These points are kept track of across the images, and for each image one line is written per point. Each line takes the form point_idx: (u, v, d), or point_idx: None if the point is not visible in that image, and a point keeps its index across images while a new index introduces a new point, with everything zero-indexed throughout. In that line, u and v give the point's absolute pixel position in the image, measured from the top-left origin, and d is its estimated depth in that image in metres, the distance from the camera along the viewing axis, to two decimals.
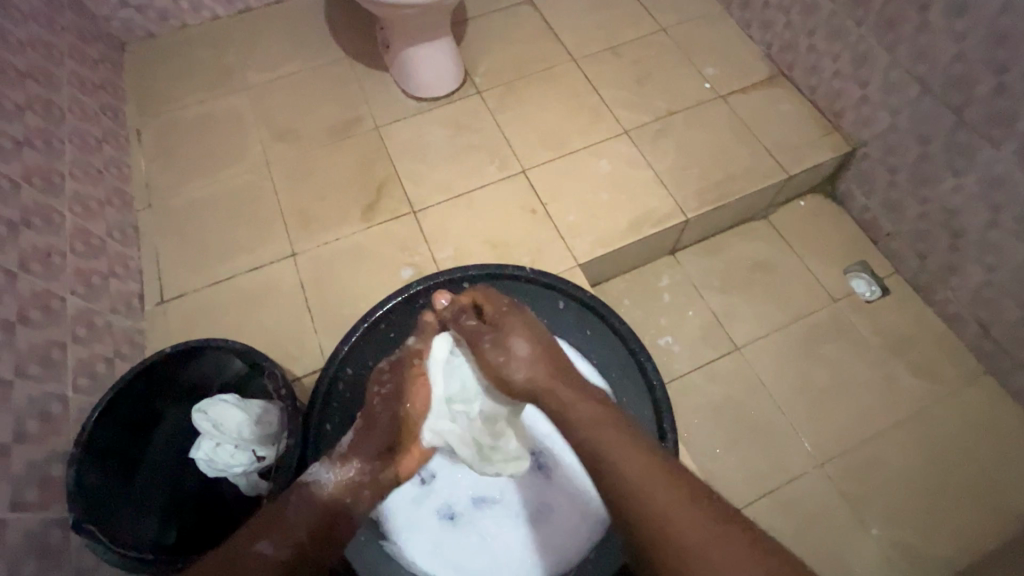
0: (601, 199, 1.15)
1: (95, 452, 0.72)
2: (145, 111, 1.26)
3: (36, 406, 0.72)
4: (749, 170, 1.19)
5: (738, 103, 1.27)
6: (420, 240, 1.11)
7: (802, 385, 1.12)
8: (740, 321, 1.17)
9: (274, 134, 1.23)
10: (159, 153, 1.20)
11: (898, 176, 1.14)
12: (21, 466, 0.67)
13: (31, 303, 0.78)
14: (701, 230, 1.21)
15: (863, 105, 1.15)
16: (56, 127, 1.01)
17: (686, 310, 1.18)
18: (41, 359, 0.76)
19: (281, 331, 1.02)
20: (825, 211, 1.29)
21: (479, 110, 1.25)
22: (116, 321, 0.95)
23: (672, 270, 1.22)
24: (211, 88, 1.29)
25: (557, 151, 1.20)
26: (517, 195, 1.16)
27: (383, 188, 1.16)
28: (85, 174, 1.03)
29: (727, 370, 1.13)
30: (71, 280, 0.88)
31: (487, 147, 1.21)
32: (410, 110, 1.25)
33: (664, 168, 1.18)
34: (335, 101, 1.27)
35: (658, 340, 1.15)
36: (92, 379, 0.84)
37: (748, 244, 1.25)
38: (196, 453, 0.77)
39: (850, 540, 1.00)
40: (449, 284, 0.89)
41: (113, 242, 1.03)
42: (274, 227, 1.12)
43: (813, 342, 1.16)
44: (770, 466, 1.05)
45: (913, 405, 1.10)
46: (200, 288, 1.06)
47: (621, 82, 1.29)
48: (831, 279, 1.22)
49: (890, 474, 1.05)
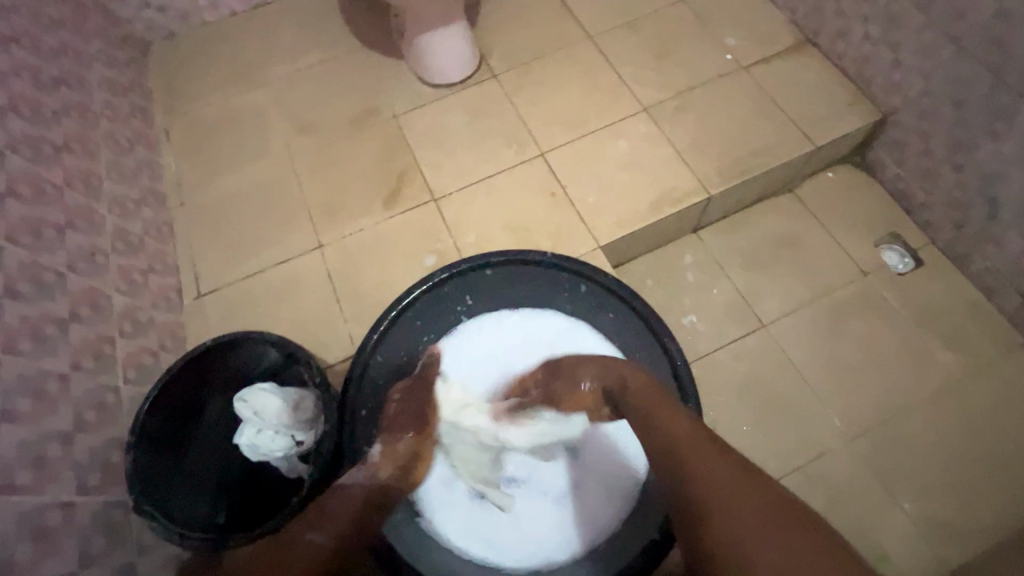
0: (621, 179, 1.14)
1: (148, 440, 0.75)
2: (172, 111, 1.30)
3: (93, 397, 0.76)
4: (773, 144, 1.16)
5: (761, 73, 1.23)
6: (442, 227, 1.12)
7: (831, 360, 1.11)
8: (766, 298, 1.16)
9: (297, 129, 1.25)
10: (188, 152, 1.24)
11: (931, 143, 1.10)
12: (84, 453, 0.71)
13: (82, 300, 0.83)
14: (724, 207, 1.19)
15: (894, 70, 1.11)
16: (91, 131, 1.05)
17: (711, 288, 1.17)
18: (93, 353, 0.80)
19: (312, 321, 1.06)
20: (853, 182, 1.25)
21: (497, 93, 1.25)
22: (158, 315, 0.99)
23: (695, 249, 1.21)
24: (233, 84, 1.32)
25: (576, 132, 1.20)
26: (537, 178, 1.16)
27: (404, 177, 1.18)
28: (120, 174, 1.07)
29: (754, 348, 1.12)
30: (115, 278, 0.93)
31: (505, 131, 1.21)
32: (427, 97, 1.26)
33: (684, 144, 1.17)
34: (354, 92, 1.28)
35: (683, 319, 1.15)
36: (140, 372, 0.88)
37: (773, 219, 1.23)
38: (240, 439, 0.82)
39: (881, 515, 1.00)
40: (473, 271, 0.89)
41: (150, 240, 1.07)
42: (301, 221, 1.15)
43: (842, 317, 1.14)
44: (799, 442, 1.05)
45: (949, 380, 1.08)
46: (234, 281, 1.10)
47: (638, 58, 1.27)
48: (860, 252, 1.19)
49: (923, 448, 1.04)
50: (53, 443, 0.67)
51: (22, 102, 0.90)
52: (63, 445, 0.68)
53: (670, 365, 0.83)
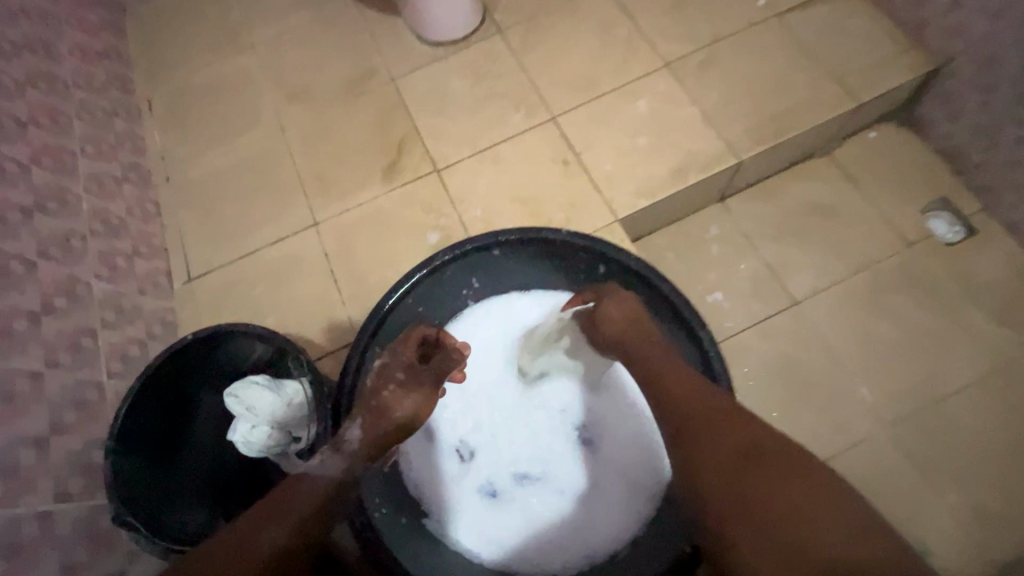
0: (641, 144, 1.04)
1: (128, 445, 0.70)
2: (154, 79, 1.20)
3: (72, 395, 0.71)
4: (812, 101, 1.04)
5: (799, 20, 1.10)
6: (445, 200, 1.04)
7: (870, 338, 1.02)
8: (799, 273, 1.06)
9: (287, 96, 1.16)
10: (172, 123, 1.16)
11: (993, 95, 0.98)
12: (62, 457, 0.66)
13: (56, 290, 0.76)
14: (754, 172, 1.08)
15: (954, 12, 0.98)
16: (61, 102, 0.96)
17: (738, 263, 1.08)
18: (70, 347, 0.74)
19: (309, 305, 0.99)
20: (899, 142, 1.13)
21: (503, 50, 1.14)
22: (145, 302, 0.93)
23: (721, 219, 1.11)
24: (217, 48, 1.22)
25: (590, 92, 1.08)
26: (548, 144, 1.05)
27: (403, 146, 1.08)
28: (97, 150, 0.99)
29: (785, 327, 1.03)
30: (94, 263, 0.86)
31: (513, 93, 1.10)
32: (427, 57, 1.15)
33: (711, 103, 1.05)
34: (347, 53, 1.17)
35: (708, 296, 1.06)
36: (125, 364, 0.82)
37: (808, 185, 1.12)
38: (233, 436, 0.75)
39: (921, 505, 0.93)
40: (479, 252, 0.80)
41: (133, 221, 1.00)
42: (294, 197, 1.07)
43: (883, 292, 1.04)
44: (833, 428, 0.97)
45: (1001, 360, 0.99)
46: (225, 264, 1.03)
47: (660, 7, 1.14)
48: (904, 220, 1.08)
49: (971, 435, 0.96)
50: (26, 450, 0.61)
51: None
52: (37, 450, 0.63)
53: (700, 357, 0.74)
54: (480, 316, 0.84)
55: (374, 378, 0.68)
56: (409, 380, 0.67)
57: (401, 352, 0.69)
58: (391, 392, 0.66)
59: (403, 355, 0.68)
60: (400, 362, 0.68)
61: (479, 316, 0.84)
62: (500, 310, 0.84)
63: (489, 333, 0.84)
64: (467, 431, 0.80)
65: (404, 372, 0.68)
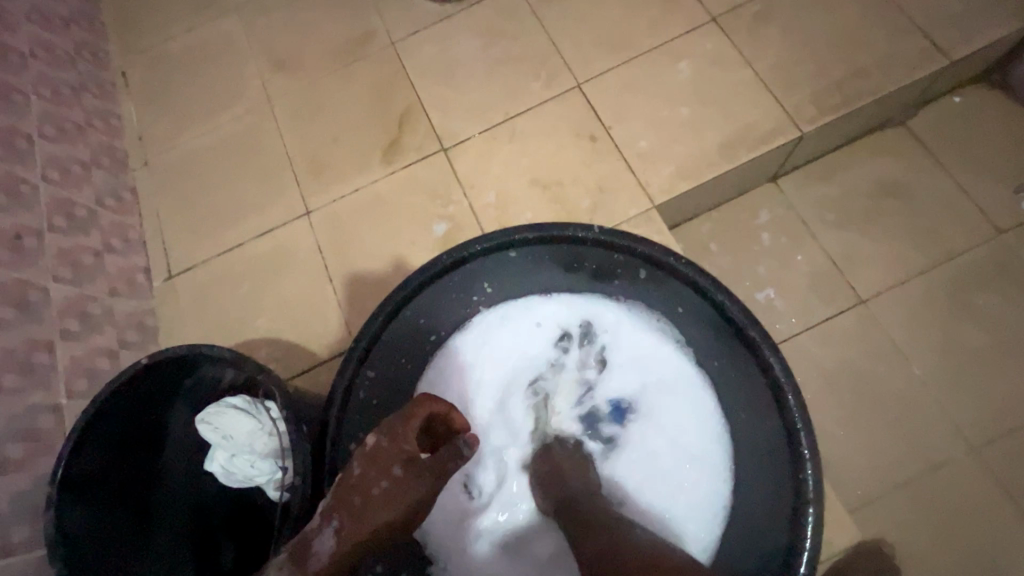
0: (683, 116, 0.88)
1: (80, 490, 0.58)
2: (128, 48, 1.07)
3: (19, 424, 0.61)
4: (890, 60, 0.87)
5: None
6: (453, 185, 0.90)
7: (950, 344, 0.87)
8: (866, 266, 0.91)
9: (275, 66, 1.02)
10: (148, 98, 1.03)
11: None
12: (3, 501, 0.56)
13: (2, 298, 0.66)
14: (815, 148, 0.92)
15: None
16: (14, 76, 0.84)
17: (793, 254, 0.93)
18: (19, 366, 0.64)
19: (300, 306, 0.88)
20: (991, 109, 0.95)
21: (519, 6, 0.98)
22: (117, 305, 0.83)
23: (774, 203, 0.95)
24: (197, 11, 1.08)
25: (622, 54, 0.92)
26: (572, 117, 0.90)
27: (405, 122, 0.94)
28: (60, 131, 0.88)
29: (849, 331, 0.89)
30: (54, 263, 0.75)
31: (531, 57, 0.95)
32: (432, 16, 0.99)
33: (767, 65, 0.89)
34: (341, 13, 1.03)
35: (757, 294, 0.91)
36: (90, 380, 0.72)
37: (879, 162, 0.95)
38: (211, 465, 0.66)
39: (1011, 542, 0.79)
40: (493, 252, 0.66)
41: (104, 211, 0.89)
42: (283, 181, 0.95)
43: (967, 289, 0.89)
44: (904, 449, 0.83)
45: None
46: (207, 259, 0.92)
47: None
48: (994, 203, 0.92)
49: None
50: None
51: None
52: None
53: (769, 385, 0.59)
54: (497, 326, 0.73)
55: (362, 467, 0.52)
56: (407, 481, 0.52)
57: (402, 439, 0.53)
58: (380, 492, 0.51)
59: (405, 444, 0.53)
60: (399, 451, 0.52)
61: (494, 327, 0.73)
62: (518, 320, 0.73)
63: (506, 348, 0.72)
64: (479, 466, 0.69)
65: (401, 467, 0.52)
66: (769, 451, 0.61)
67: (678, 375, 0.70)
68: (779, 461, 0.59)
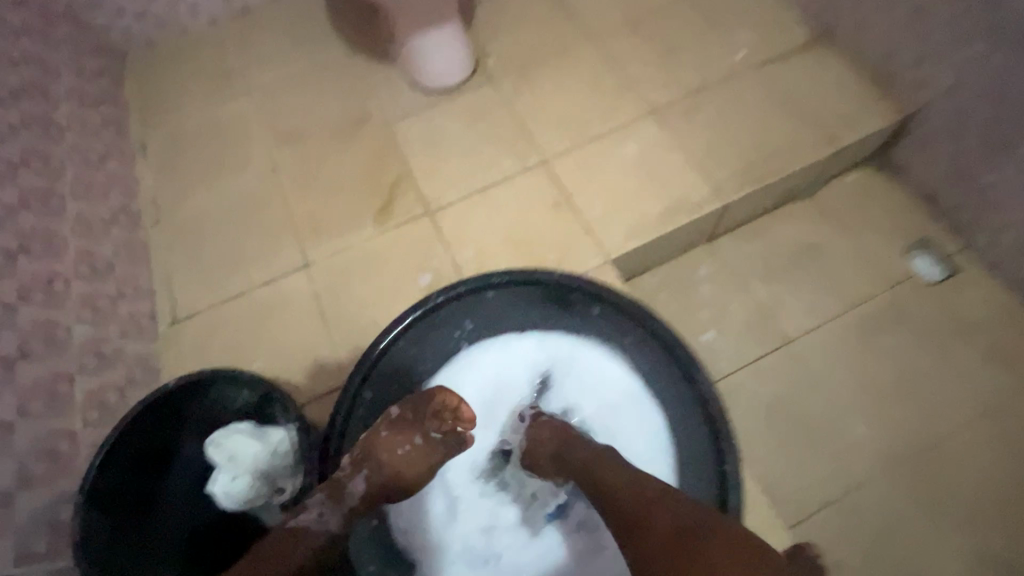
0: (631, 188, 1.06)
1: (103, 498, 0.67)
2: (148, 123, 1.22)
3: (44, 445, 0.67)
4: (793, 146, 1.08)
5: (777, 71, 1.15)
6: (437, 242, 1.04)
7: (863, 378, 1.02)
8: (789, 312, 1.07)
9: (281, 140, 1.17)
10: (164, 166, 1.16)
11: (963, 142, 1.02)
12: (28, 513, 0.62)
13: (34, 335, 0.74)
14: (740, 214, 1.11)
15: (922, 65, 1.03)
16: (53, 145, 0.96)
17: (729, 303, 1.08)
18: (45, 395, 0.71)
19: (297, 347, 0.97)
20: (878, 185, 1.17)
21: (494, 97, 1.17)
22: (127, 346, 0.91)
23: (711, 260, 1.12)
24: (213, 94, 1.24)
25: (580, 137, 1.11)
26: (539, 187, 1.07)
27: (396, 190, 1.09)
28: (88, 193, 0.99)
29: (779, 367, 1.03)
30: (77, 307, 0.84)
31: (504, 137, 1.13)
32: (421, 103, 1.18)
33: (697, 148, 1.09)
34: (342, 99, 1.20)
35: (701, 337, 1.06)
36: (102, 412, 0.79)
37: (794, 226, 1.14)
38: (212, 488, 0.72)
39: (926, 551, 0.91)
40: (472, 293, 0.79)
41: (120, 263, 0.99)
42: (285, 238, 1.07)
43: (873, 332, 1.05)
44: (832, 470, 0.96)
45: (993, 400, 0.99)
46: (211, 306, 1.01)
47: (645, 58, 1.19)
48: (888, 260, 1.11)
49: (972, 477, 0.95)
50: None
51: None
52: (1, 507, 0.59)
53: (697, 398, 0.75)
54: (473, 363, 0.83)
55: (389, 429, 0.65)
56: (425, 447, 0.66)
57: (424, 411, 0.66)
58: (404, 452, 0.65)
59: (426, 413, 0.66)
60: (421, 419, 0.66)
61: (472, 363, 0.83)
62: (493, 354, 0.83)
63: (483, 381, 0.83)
64: (458, 485, 0.80)
65: (422, 436, 0.66)
66: (691, 459, 0.76)
67: (625, 395, 0.82)
68: (706, 465, 0.74)
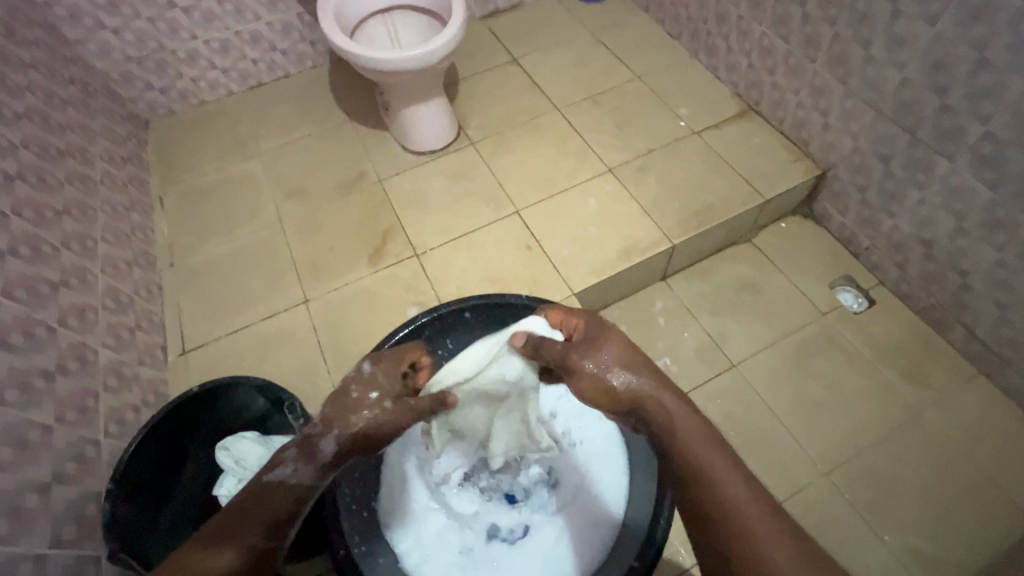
0: (591, 232, 1.23)
1: (129, 488, 0.76)
2: (168, 180, 1.37)
3: (74, 449, 0.77)
4: (727, 198, 1.27)
5: (712, 137, 1.37)
6: (424, 279, 1.18)
7: (799, 395, 1.15)
8: (733, 339, 1.22)
9: (287, 194, 1.33)
10: (181, 216, 1.31)
11: (866, 193, 1.23)
12: (60, 505, 0.71)
13: (69, 355, 0.84)
14: (687, 256, 1.28)
15: (826, 132, 1.25)
16: (90, 197, 1.10)
17: (681, 331, 1.23)
18: (76, 406, 0.81)
19: (296, 373, 1.08)
20: (805, 231, 1.36)
21: (475, 159, 1.36)
22: (142, 371, 1.01)
23: (665, 295, 1.28)
24: (227, 155, 1.41)
25: (548, 191, 1.30)
26: (512, 232, 1.24)
27: (388, 236, 1.25)
28: (115, 238, 1.12)
29: (726, 387, 1.16)
30: (103, 334, 0.95)
31: (483, 191, 1.31)
32: (411, 163, 1.36)
33: (647, 199, 1.27)
34: (342, 159, 1.38)
35: (657, 362, 1.19)
36: (121, 427, 0.88)
37: (735, 265, 1.32)
38: (219, 490, 0.81)
39: (863, 549, 1.01)
40: (452, 313, 0.93)
41: (139, 299, 1.11)
42: (288, 278, 1.20)
43: (806, 355, 1.20)
44: (776, 478, 1.07)
45: (912, 414, 1.13)
46: (218, 338, 1.13)
47: (603, 126, 1.41)
48: (817, 294, 1.27)
49: (899, 481, 1.06)
50: (32, 494, 0.67)
51: (29, 171, 0.96)
52: (40, 496, 0.68)
53: None
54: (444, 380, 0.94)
55: (358, 390, 0.66)
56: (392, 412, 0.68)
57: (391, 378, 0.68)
58: (370, 416, 0.66)
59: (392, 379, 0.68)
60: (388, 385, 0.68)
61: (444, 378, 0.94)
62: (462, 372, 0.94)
63: None
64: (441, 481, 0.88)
65: (389, 402, 0.67)
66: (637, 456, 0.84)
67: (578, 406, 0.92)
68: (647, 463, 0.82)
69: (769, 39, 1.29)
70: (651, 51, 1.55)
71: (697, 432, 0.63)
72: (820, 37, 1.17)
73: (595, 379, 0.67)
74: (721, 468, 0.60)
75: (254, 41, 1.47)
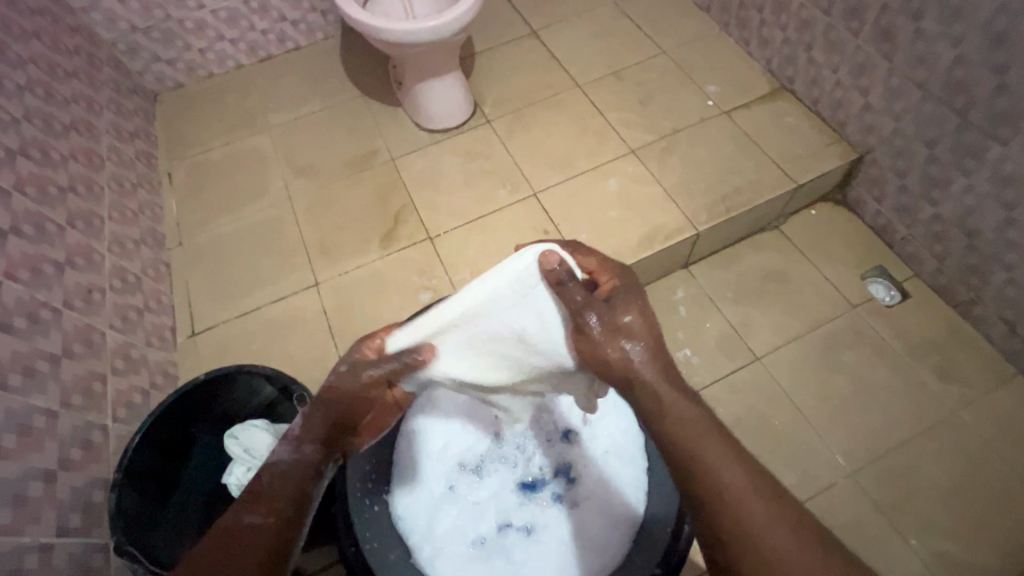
0: (612, 217, 1.17)
1: (134, 477, 0.75)
2: (176, 156, 1.34)
3: (79, 435, 0.75)
4: (757, 182, 1.21)
5: (742, 117, 1.30)
6: (437, 263, 1.14)
7: (826, 391, 1.11)
8: (757, 331, 1.17)
9: (296, 172, 1.29)
10: (189, 194, 1.28)
11: (906, 180, 1.15)
12: (65, 492, 0.69)
13: (75, 338, 0.82)
14: (711, 243, 1.22)
15: (866, 113, 1.18)
16: (96, 174, 1.07)
17: (704, 322, 1.18)
18: (81, 391, 0.79)
19: (306, 358, 1.06)
20: (837, 218, 1.30)
21: (491, 137, 1.31)
22: (151, 353, 0.99)
23: (686, 283, 1.23)
24: (236, 130, 1.37)
25: (567, 172, 1.24)
26: (529, 215, 1.19)
27: (400, 217, 1.21)
28: (122, 216, 1.09)
29: (749, 381, 1.12)
30: (110, 315, 0.93)
31: (499, 171, 1.25)
32: (425, 141, 1.31)
33: (671, 182, 1.21)
34: (354, 136, 1.33)
35: (677, 353, 1.15)
36: (129, 411, 0.87)
37: (762, 253, 1.26)
38: (228, 478, 0.79)
39: (887, 552, 0.97)
40: None
41: (147, 279, 1.08)
42: (297, 259, 1.17)
43: (834, 349, 1.15)
44: (798, 476, 1.03)
45: (944, 415, 1.07)
46: (226, 320, 1.10)
47: (626, 104, 1.33)
48: (848, 285, 1.21)
49: (927, 483, 1.02)
50: (36, 482, 0.65)
51: (32, 146, 0.93)
52: (44, 483, 0.67)
53: None
54: None
55: (348, 364, 0.65)
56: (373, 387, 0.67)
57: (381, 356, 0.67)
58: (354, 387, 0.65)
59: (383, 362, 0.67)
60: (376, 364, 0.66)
61: None
62: None
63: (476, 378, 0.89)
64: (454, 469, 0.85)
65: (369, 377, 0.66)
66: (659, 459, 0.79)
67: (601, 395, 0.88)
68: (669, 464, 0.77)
69: (809, 12, 1.20)
70: (679, 24, 1.47)
71: (696, 422, 0.57)
72: (866, 8, 1.08)
73: (596, 345, 0.62)
74: (719, 455, 0.56)
75: (263, 11, 1.41)
